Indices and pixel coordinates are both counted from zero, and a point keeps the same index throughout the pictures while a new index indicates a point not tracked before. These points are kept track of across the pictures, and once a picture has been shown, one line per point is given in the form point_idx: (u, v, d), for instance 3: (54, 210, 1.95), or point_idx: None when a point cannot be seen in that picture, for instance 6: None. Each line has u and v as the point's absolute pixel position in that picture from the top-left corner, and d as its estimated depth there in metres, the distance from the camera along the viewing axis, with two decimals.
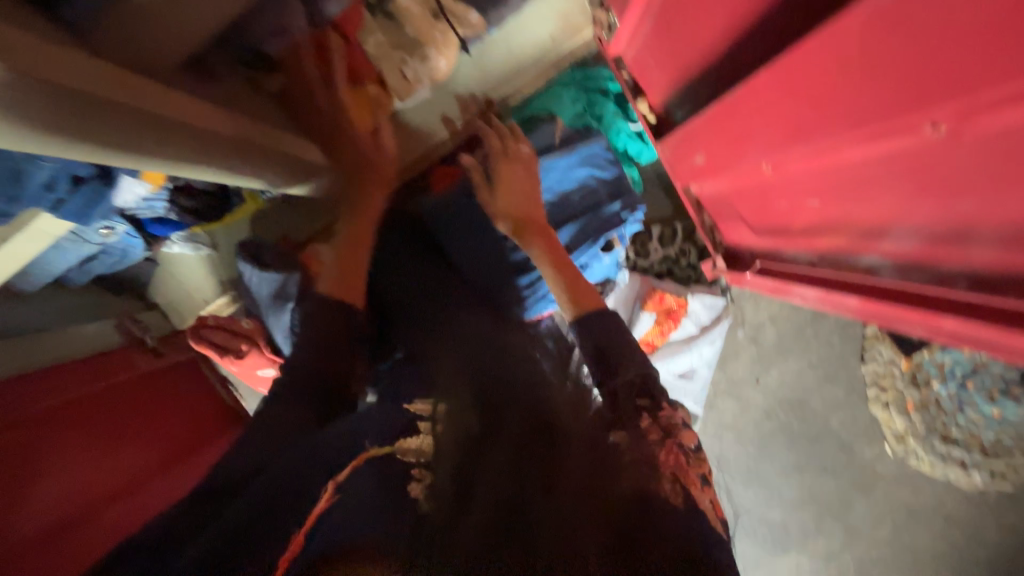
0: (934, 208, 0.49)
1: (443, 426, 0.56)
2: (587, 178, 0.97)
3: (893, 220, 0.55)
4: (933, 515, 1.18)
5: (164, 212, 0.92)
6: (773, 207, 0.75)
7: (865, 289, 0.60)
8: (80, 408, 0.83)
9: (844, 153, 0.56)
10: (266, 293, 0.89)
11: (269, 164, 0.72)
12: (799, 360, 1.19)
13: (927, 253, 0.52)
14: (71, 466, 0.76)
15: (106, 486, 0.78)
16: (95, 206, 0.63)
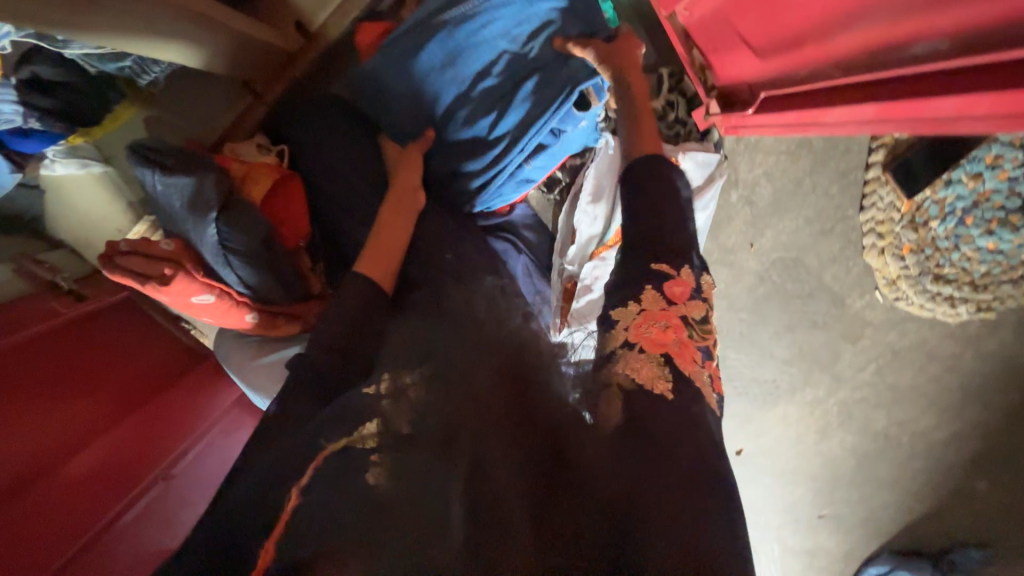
0: None
1: (391, 402, 0.44)
2: (552, 14, 0.76)
3: None
4: (916, 353, 1.22)
5: (23, 121, 0.74)
6: (785, 6, 0.59)
7: (934, 83, 0.47)
8: (26, 350, 0.76)
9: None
10: (179, 205, 0.73)
11: (123, 15, 0.56)
12: (796, 217, 1.11)
13: (998, 12, 0.39)
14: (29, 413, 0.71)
15: (64, 435, 0.74)
16: None
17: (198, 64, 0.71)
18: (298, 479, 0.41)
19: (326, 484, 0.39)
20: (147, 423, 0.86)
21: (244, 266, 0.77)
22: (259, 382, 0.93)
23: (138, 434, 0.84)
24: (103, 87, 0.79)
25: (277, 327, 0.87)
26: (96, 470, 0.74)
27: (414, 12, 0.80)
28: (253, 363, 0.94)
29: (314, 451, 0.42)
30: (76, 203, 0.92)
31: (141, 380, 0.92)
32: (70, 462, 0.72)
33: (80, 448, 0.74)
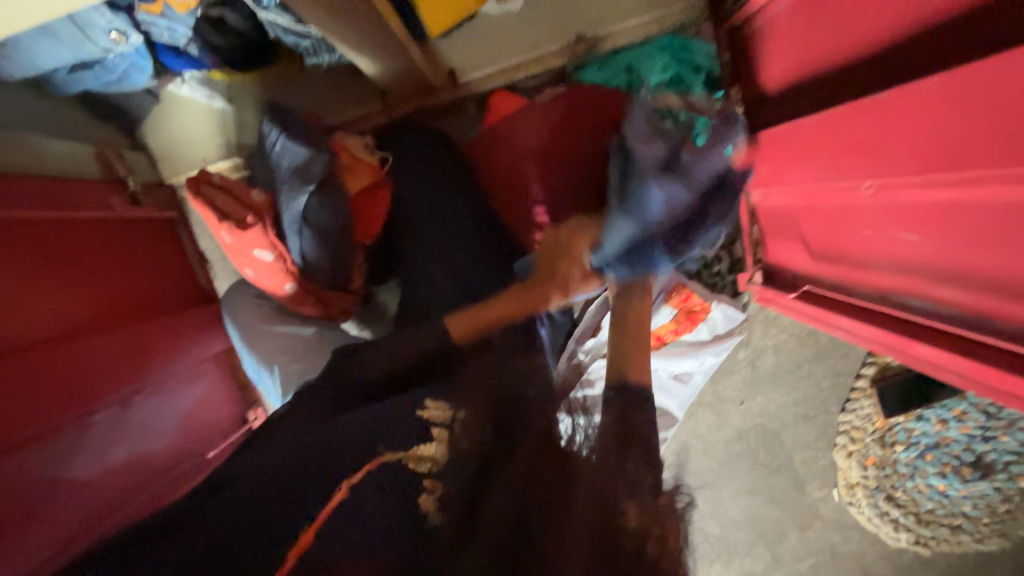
0: None
1: (460, 431, 0.51)
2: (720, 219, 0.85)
3: (992, 273, 0.52)
4: (852, 562, 1.26)
5: (184, 44, 0.81)
6: (848, 233, 0.71)
7: (949, 338, 0.57)
8: (68, 231, 0.78)
9: (972, 192, 0.53)
10: (286, 166, 0.79)
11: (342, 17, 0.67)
12: (786, 394, 1.21)
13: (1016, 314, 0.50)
14: (30, 291, 0.71)
15: (51, 324, 0.73)
16: None
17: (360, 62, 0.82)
18: (353, 474, 0.47)
19: (383, 492, 0.46)
20: (122, 341, 0.82)
21: (312, 240, 0.81)
22: (265, 348, 0.92)
23: (125, 347, 0.82)
24: (267, 47, 0.88)
25: (319, 306, 0.90)
26: (62, 369, 0.72)
27: (548, 105, 0.92)
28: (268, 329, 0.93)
29: (367, 455, 0.49)
30: (175, 120, 0.96)
31: (133, 293, 0.88)
32: (20, 359, 0.66)
33: (60, 340, 0.73)
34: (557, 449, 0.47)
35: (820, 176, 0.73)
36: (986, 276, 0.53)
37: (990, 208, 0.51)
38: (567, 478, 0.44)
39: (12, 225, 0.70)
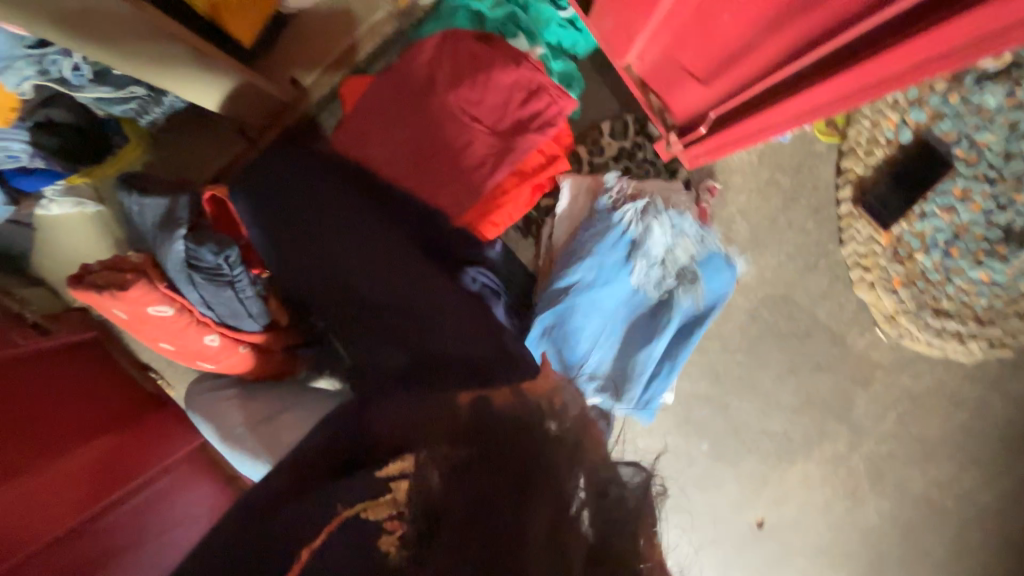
0: None
1: (427, 469, 0.45)
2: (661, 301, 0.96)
3: None
4: (937, 398, 1.11)
5: (27, 160, 0.80)
6: (716, 29, 0.65)
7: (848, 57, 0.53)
8: (7, 364, 0.78)
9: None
10: (153, 222, 0.76)
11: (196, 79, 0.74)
12: (777, 253, 1.11)
13: None
14: (5, 421, 0.71)
15: (40, 441, 0.74)
16: None
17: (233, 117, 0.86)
18: (312, 540, 0.48)
19: (344, 548, 0.46)
20: (96, 462, 0.79)
21: (207, 285, 0.76)
22: (248, 443, 0.87)
23: (116, 450, 0.84)
24: (112, 130, 0.87)
25: (265, 361, 0.91)
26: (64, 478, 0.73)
27: (391, 73, 0.88)
28: (247, 426, 0.89)
29: (329, 515, 0.49)
30: (62, 241, 0.94)
31: (89, 412, 0.84)
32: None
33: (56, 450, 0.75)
34: (540, 463, 0.43)
35: None
36: None
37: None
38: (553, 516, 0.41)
39: None
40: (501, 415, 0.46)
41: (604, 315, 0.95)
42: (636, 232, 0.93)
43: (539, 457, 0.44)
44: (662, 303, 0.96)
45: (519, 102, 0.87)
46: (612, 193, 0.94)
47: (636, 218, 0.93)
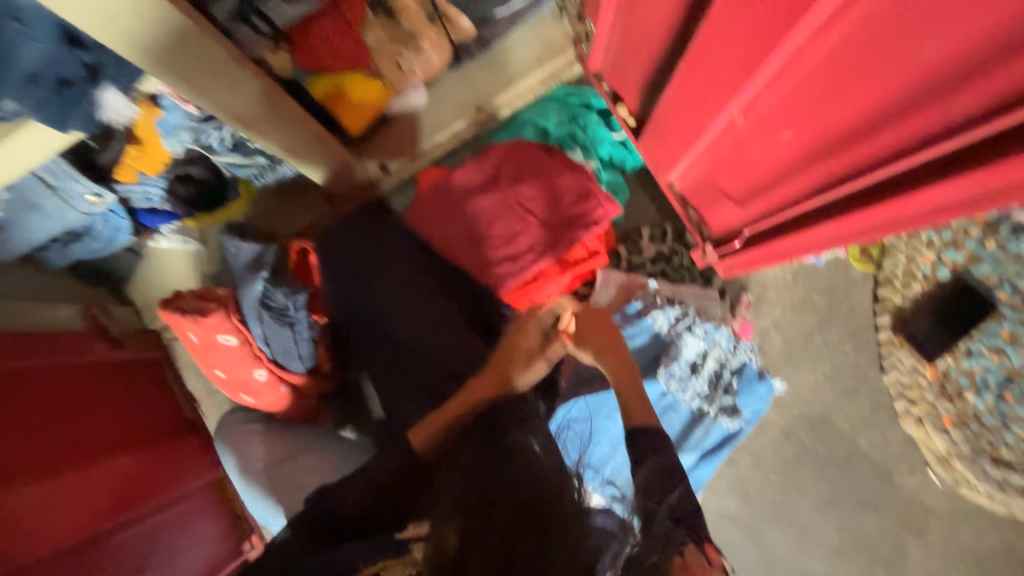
0: (900, 73, 0.48)
1: (437, 529, 0.54)
2: (695, 408, 0.96)
3: (870, 113, 0.53)
4: (1006, 562, 0.99)
5: (158, 202, 0.97)
6: (751, 162, 0.74)
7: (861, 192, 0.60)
8: (79, 371, 0.87)
9: (799, 66, 0.56)
10: (243, 262, 0.88)
11: (294, 138, 0.86)
12: (813, 372, 1.09)
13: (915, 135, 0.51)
14: (57, 422, 0.77)
15: (81, 445, 0.79)
16: (74, 110, 0.57)
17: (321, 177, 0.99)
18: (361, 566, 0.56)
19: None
20: (121, 480, 0.81)
21: (272, 323, 0.85)
22: (275, 485, 0.90)
23: (144, 469, 0.87)
24: (228, 187, 1.03)
25: (300, 405, 0.96)
26: (84, 487, 0.75)
27: (462, 169, 1.01)
28: (267, 463, 0.92)
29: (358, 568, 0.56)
30: (160, 271, 1.09)
31: (129, 427, 0.89)
32: (11, 493, 0.66)
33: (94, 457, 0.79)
34: (530, 517, 0.51)
35: (701, 128, 0.77)
36: (863, 120, 0.55)
37: (826, 65, 0.54)
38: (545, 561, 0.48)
39: (34, 372, 0.79)
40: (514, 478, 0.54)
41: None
42: (668, 340, 0.96)
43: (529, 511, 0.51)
44: (693, 414, 0.96)
45: (569, 202, 0.97)
46: (643, 300, 0.98)
47: (668, 327, 0.96)
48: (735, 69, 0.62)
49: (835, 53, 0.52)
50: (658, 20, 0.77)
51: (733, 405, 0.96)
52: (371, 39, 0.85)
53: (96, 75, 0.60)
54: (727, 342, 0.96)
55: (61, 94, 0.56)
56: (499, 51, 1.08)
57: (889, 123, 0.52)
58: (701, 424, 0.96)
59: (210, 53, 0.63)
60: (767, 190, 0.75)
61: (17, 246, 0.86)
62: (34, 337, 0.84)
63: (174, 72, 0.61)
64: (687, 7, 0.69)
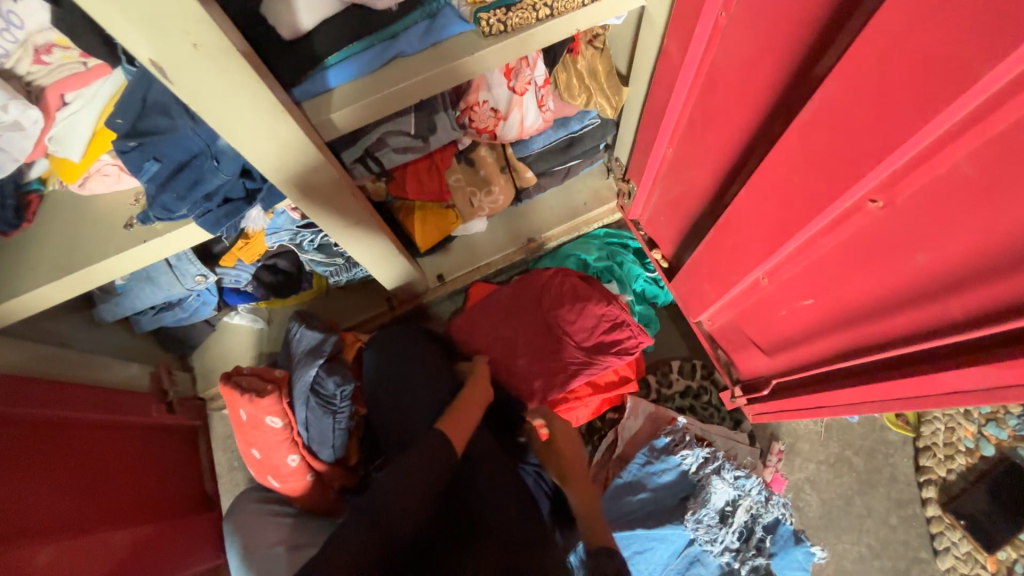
0: (901, 269, 0.57)
1: None
2: (723, 564, 0.90)
3: (880, 298, 0.61)
4: None
5: (245, 284, 1.11)
6: (775, 319, 0.82)
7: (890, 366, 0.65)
8: (127, 432, 0.93)
9: (813, 252, 0.65)
10: (303, 348, 0.97)
11: (373, 249, 1.00)
12: (855, 542, 1.01)
13: (926, 322, 0.57)
14: (97, 481, 0.82)
15: (109, 510, 0.81)
16: (226, 220, 0.75)
17: (388, 282, 1.12)
18: None
19: None
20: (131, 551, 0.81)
21: (317, 408, 0.90)
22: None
23: (154, 545, 0.86)
24: (304, 276, 1.17)
25: (319, 496, 0.96)
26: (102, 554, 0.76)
27: (509, 287, 1.12)
28: (278, 550, 0.90)
29: None
30: (225, 344, 1.21)
31: (149, 496, 0.91)
32: (43, 550, 0.68)
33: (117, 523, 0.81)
34: None
35: (729, 284, 0.87)
36: (876, 305, 0.62)
37: (836, 256, 0.63)
38: None
39: (95, 428, 0.87)
40: None
41: (657, 568, 0.91)
42: (697, 483, 0.93)
43: None
44: (721, 572, 0.90)
45: (603, 329, 1.04)
46: (672, 435, 0.98)
47: (696, 467, 0.95)
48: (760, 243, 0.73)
49: (843, 248, 0.61)
50: (689, 193, 0.92)
51: (767, 568, 0.89)
52: (453, 180, 1.03)
53: (251, 198, 0.78)
54: (759, 493, 0.92)
55: (221, 209, 0.74)
56: (552, 196, 1.25)
57: (900, 311, 0.60)
58: None
59: (333, 188, 0.79)
60: (792, 347, 0.81)
61: (122, 309, 0.99)
62: (107, 393, 0.93)
63: (305, 198, 0.78)
64: (713, 188, 0.84)
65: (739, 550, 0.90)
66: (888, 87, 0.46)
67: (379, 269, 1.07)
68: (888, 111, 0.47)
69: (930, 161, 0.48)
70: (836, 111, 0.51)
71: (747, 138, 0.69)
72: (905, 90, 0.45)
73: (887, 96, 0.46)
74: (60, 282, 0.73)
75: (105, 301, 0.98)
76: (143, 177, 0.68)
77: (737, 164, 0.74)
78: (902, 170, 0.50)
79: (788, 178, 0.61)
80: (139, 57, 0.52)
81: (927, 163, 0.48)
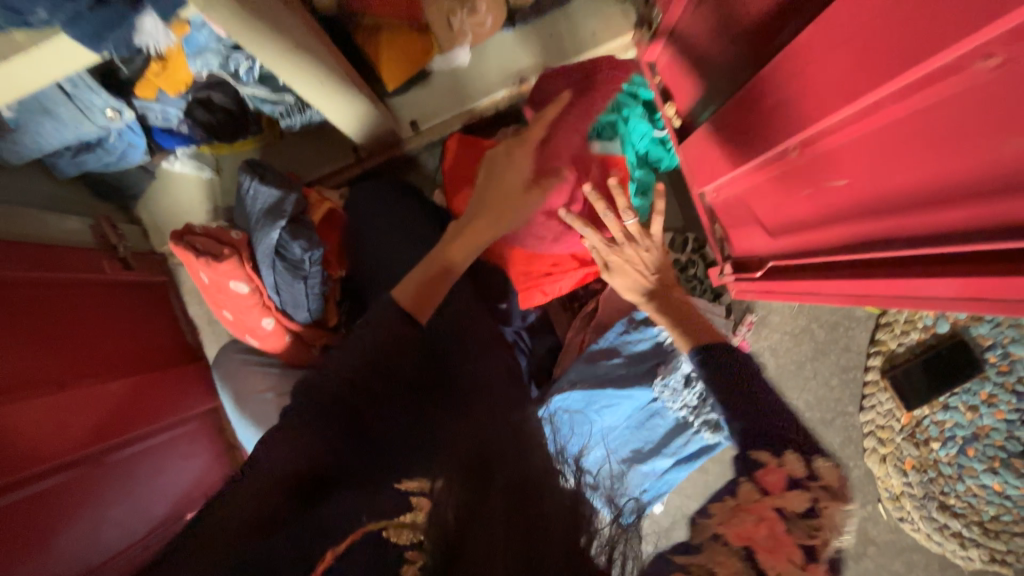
0: (982, 149, 0.49)
1: (443, 483, 0.49)
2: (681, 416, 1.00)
3: (937, 180, 0.54)
4: None
5: (176, 123, 0.93)
6: (794, 197, 0.74)
7: (896, 263, 0.60)
8: (83, 291, 0.87)
9: (885, 115, 0.57)
10: (260, 207, 0.86)
11: (322, 85, 0.79)
12: (796, 398, 1.14)
13: (976, 215, 0.51)
14: (60, 339, 0.79)
15: (82, 367, 0.80)
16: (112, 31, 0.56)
17: (350, 130, 0.94)
18: (333, 546, 0.44)
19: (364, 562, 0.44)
20: (118, 399, 0.83)
21: (285, 273, 0.85)
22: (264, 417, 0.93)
23: (140, 395, 0.89)
24: (251, 116, 0.98)
25: (300, 352, 0.97)
26: (85, 404, 0.77)
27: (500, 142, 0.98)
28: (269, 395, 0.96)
29: (351, 526, 0.46)
30: (172, 194, 1.07)
31: (128, 351, 0.91)
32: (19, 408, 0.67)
33: (93, 376, 0.81)
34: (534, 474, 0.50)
35: (752, 153, 0.78)
36: (915, 194, 0.56)
37: (907, 125, 0.55)
38: (542, 493, 0.49)
39: (44, 286, 0.80)
40: (521, 463, 0.51)
41: (621, 419, 0.99)
42: (670, 352, 0.99)
43: (532, 455, 0.53)
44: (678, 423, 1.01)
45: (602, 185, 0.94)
46: None
47: None
48: (824, 98, 0.62)
49: (928, 115, 0.53)
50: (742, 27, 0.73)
51: (717, 421, 1.00)
52: None
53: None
54: None
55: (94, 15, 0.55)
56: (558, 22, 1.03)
57: (940, 204, 0.54)
58: (682, 433, 1.00)
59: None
60: (804, 230, 0.75)
61: (27, 151, 0.80)
62: (46, 249, 0.83)
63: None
64: None
65: (695, 405, 1.00)
66: None
67: (335, 114, 0.88)
68: None
69: None
70: None
71: None
72: None
73: None
74: None
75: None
76: None
77: None
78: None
79: None
80: None
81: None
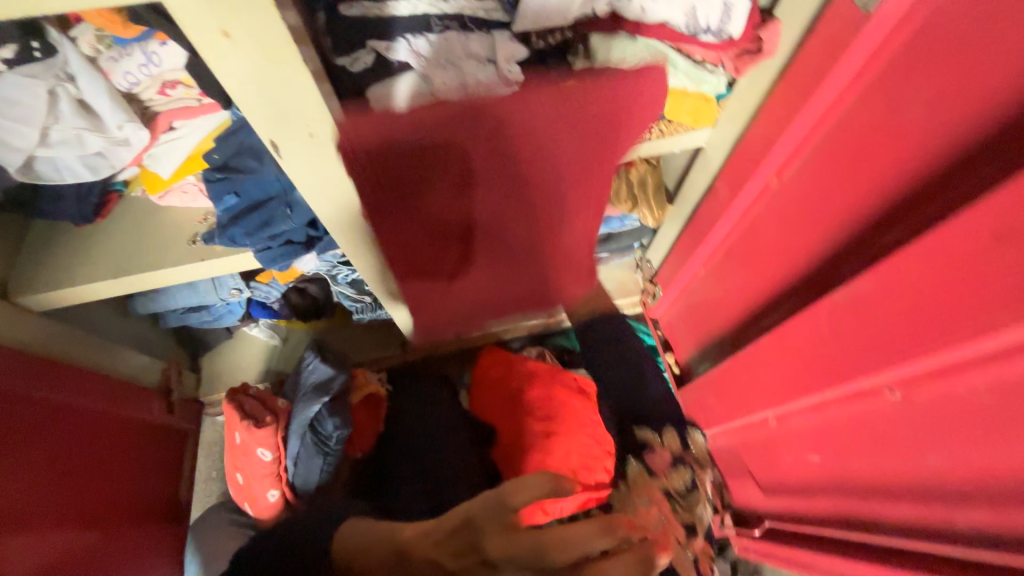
0: (910, 461, 0.55)
1: None
2: None
3: (883, 479, 0.60)
4: None
5: (272, 300, 1.12)
6: (778, 461, 0.81)
7: (872, 548, 0.62)
8: (123, 430, 0.95)
9: (829, 415, 0.65)
10: (312, 381, 0.98)
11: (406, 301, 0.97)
12: None
13: (922, 518, 0.56)
14: (86, 473, 0.84)
15: (86, 508, 0.83)
16: (283, 260, 0.81)
17: (409, 332, 1.14)
18: None
19: None
20: (92, 550, 0.82)
21: (310, 447, 0.92)
22: None
23: (112, 549, 0.86)
24: (330, 305, 1.20)
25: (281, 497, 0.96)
26: (69, 549, 0.77)
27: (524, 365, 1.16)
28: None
29: None
30: (238, 354, 1.24)
31: (120, 498, 0.91)
32: (25, 540, 0.69)
33: (87, 521, 0.82)
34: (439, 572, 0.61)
35: (735, 414, 0.89)
36: (871, 487, 0.62)
37: (846, 427, 0.63)
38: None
39: (101, 419, 0.90)
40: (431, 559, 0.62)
41: None
42: None
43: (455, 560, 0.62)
44: None
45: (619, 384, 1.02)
46: None
47: None
48: (777, 389, 0.73)
49: (856, 422, 0.62)
50: (721, 314, 0.91)
51: None
52: None
53: (311, 242, 0.82)
54: None
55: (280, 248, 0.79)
56: None
57: (890, 498, 0.59)
58: None
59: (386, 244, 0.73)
60: (791, 495, 0.80)
61: (154, 307, 1.02)
62: (121, 386, 0.96)
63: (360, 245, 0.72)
64: (739, 321, 0.85)
65: None
66: (922, 298, 0.48)
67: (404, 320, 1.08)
68: (931, 320, 0.47)
69: (955, 374, 0.48)
70: (875, 304, 0.53)
71: (780, 288, 0.71)
72: (944, 312, 0.46)
73: (921, 304, 0.48)
74: (115, 280, 0.79)
75: (142, 296, 1.00)
76: (220, 207, 0.75)
77: (768, 305, 0.75)
78: (931, 373, 0.50)
79: (814, 344, 0.63)
80: (261, 140, 0.52)
81: (952, 376, 0.48)
